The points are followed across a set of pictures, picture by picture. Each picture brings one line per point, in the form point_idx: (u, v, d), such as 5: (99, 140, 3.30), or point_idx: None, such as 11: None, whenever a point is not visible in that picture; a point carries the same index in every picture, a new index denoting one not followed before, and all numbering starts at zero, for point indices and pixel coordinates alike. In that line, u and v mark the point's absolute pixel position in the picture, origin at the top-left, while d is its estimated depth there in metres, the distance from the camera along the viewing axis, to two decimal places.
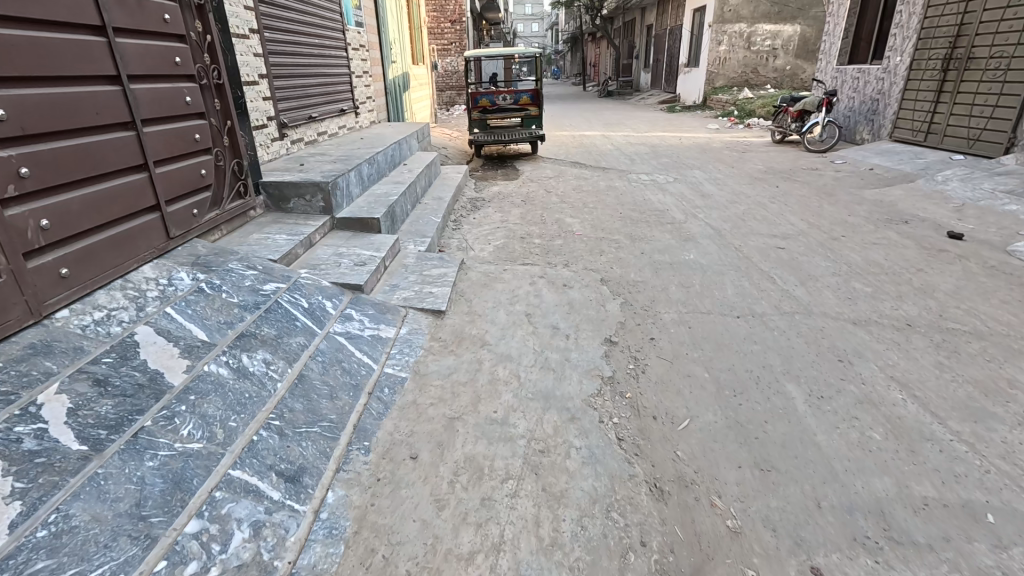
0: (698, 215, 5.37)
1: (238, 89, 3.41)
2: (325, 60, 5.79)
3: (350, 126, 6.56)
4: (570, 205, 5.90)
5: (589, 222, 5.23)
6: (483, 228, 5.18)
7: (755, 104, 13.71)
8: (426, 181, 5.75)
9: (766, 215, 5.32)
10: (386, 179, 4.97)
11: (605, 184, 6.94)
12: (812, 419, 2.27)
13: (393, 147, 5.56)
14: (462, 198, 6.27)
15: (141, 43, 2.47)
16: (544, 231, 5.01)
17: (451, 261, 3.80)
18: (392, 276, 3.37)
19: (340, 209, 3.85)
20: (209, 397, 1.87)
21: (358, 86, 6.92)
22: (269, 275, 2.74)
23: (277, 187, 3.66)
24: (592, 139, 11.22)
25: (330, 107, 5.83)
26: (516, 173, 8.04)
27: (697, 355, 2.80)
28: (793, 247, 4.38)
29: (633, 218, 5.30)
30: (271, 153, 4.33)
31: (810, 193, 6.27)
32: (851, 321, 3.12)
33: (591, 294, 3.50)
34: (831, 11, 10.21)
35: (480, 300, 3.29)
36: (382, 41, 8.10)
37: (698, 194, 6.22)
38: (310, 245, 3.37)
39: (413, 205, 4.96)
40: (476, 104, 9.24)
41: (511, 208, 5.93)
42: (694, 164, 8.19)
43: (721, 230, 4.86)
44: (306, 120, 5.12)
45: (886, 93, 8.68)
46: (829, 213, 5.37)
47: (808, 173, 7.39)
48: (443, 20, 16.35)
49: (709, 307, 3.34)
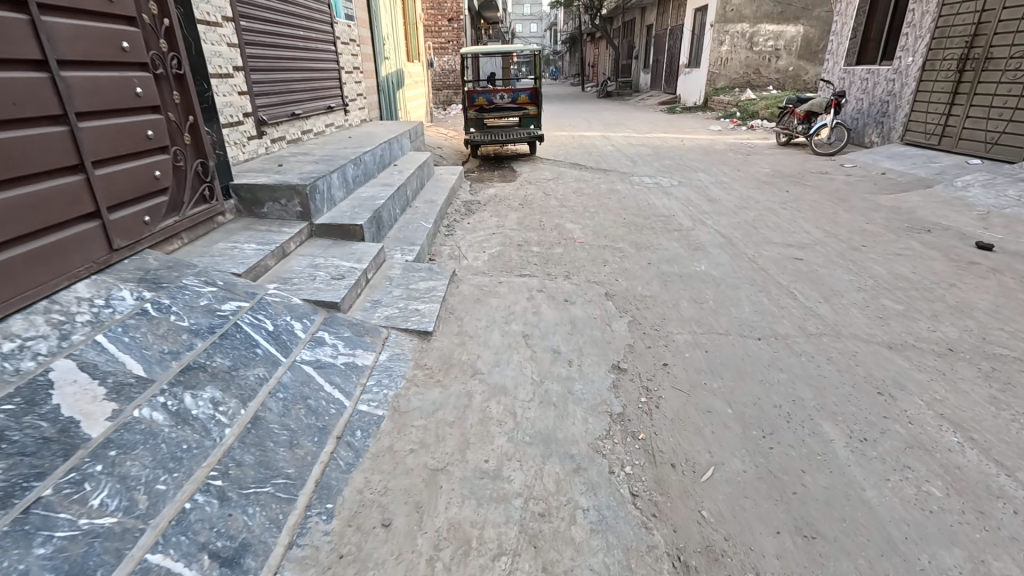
0: (706, 221, 5.05)
1: (204, 81, 3.05)
2: (311, 54, 5.45)
3: (339, 125, 6.21)
4: (571, 210, 5.58)
5: (591, 228, 4.90)
6: (477, 234, 4.84)
7: (758, 105, 13.42)
8: (417, 184, 5.40)
9: (779, 222, 5.01)
10: (374, 181, 4.63)
11: (607, 187, 6.62)
12: (856, 469, 1.95)
13: (383, 147, 5.23)
14: (456, 202, 5.92)
15: (76, 24, 2.12)
16: (543, 238, 4.68)
17: (441, 273, 3.47)
18: (375, 290, 3.04)
19: (319, 215, 3.52)
20: (136, 451, 1.53)
21: (348, 82, 6.58)
22: (229, 292, 2.39)
23: (249, 190, 3.32)
24: (592, 140, 10.90)
25: (316, 104, 5.49)
26: (513, 175, 7.70)
27: (716, 385, 2.47)
28: (812, 258, 4.06)
29: (638, 224, 4.97)
30: (247, 153, 3.99)
31: (823, 199, 5.96)
32: (886, 344, 2.80)
33: (595, 311, 3.17)
34: (839, 9, 9.92)
35: (472, 318, 2.95)
36: (374, 36, 7.77)
37: (705, 199, 5.90)
38: (283, 256, 3.03)
39: (402, 209, 4.62)
40: (471, 103, 8.96)
41: (508, 212, 5.59)
42: (698, 167, 7.88)
43: (732, 238, 4.54)
44: (289, 116, 4.77)
45: (897, 94, 8.39)
46: (846, 220, 5.06)
47: (818, 177, 7.09)
48: (440, 18, 16.01)
49: (726, 327, 3.02)
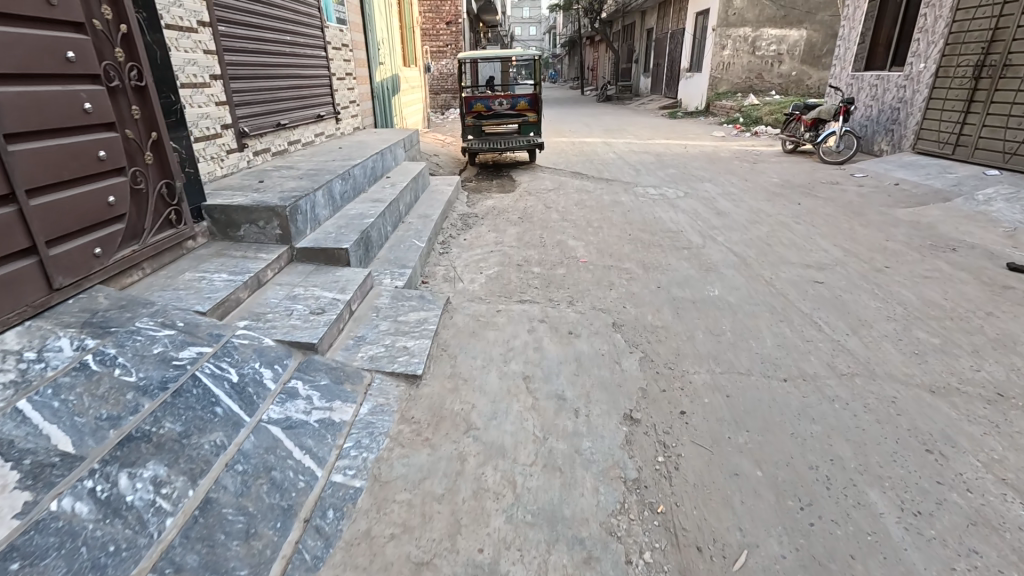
0: (717, 238, 4.76)
1: (172, 93, 2.75)
2: (299, 60, 5.17)
3: (329, 134, 5.93)
4: (573, 224, 5.30)
5: (595, 245, 4.61)
6: (474, 252, 4.55)
7: (761, 111, 13.16)
8: (411, 197, 5.11)
9: (793, 239, 4.73)
10: (364, 197, 4.35)
11: (610, 199, 6.34)
12: (915, 555, 1.66)
13: (375, 158, 4.94)
14: (453, 215, 5.63)
15: (7, 31, 1.83)
16: (544, 257, 4.39)
17: (434, 300, 3.18)
18: (359, 324, 2.75)
19: (302, 238, 3.24)
20: (46, 560, 1.23)
21: (340, 89, 6.31)
22: (190, 336, 2.10)
23: (223, 211, 3.03)
24: (593, 146, 10.63)
25: (304, 113, 5.22)
26: (512, 184, 7.42)
27: (743, 440, 2.18)
28: (833, 281, 3.78)
29: (644, 241, 4.69)
30: (225, 168, 3.71)
31: (836, 212, 5.68)
32: (927, 388, 2.51)
33: (603, 345, 2.88)
34: (846, 14, 9.68)
35: (466, 356, 2.66)
36: (368, 40, 7.50)
37: (714, 212, 5.62)
38: (258, 286, 2.74)
39: (394, 227, 4.33)
40: (470, 109, 8.77)
41: (507, 227, 5.30)
42: (704, 176, 7.61)
43: (746, 258, 4.26)
44: (274, 127, 4.50)
45: (908, 101, 8.13)
46: (865, 237, 4.78)
47: (829, 188, 6.82)
48: (438, 21, 15.76)
49: (748, 364, 2.73)
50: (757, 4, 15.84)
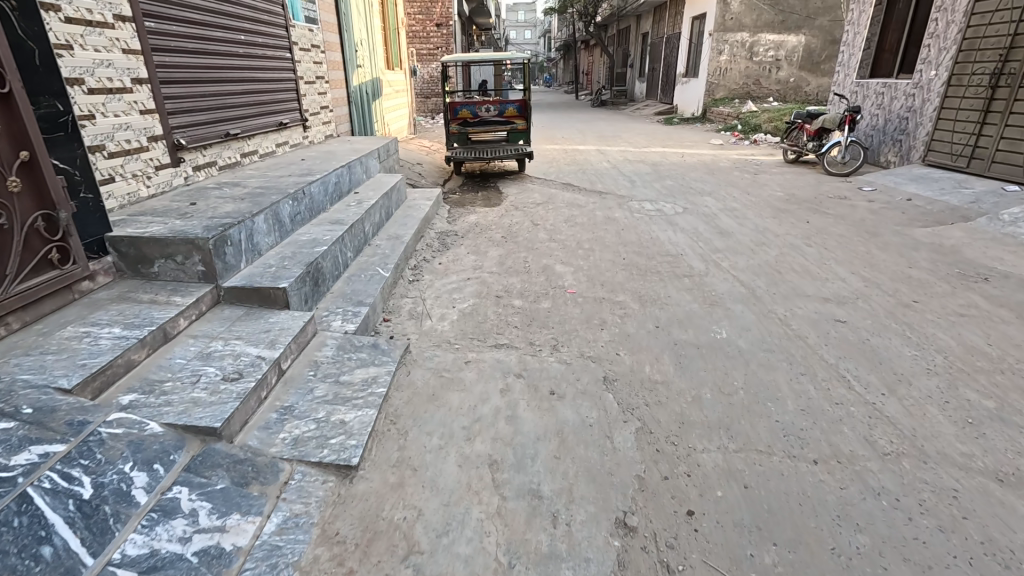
0: (721, 263, 4.28)
1: (57, 102, 2.26)
2: (259, 62, 4.67)
3: (294, 143, 5.41)
4: (561, 244, 4.80)
5: (585, 273, 4.11)
6: (449, 279, 4.02)
7: (761, 118, 12.73)
8: (381, 215, 4.57)
9: (805, 266, 4.24)
10: (321, 219, 3.82)
11: (603, 214, 5.85)
12: None
13: (339, 173, 4.41)
14: (429, 234, 5.10)
15: None
16: (527, 286, 3.87)
17: (389, 351, 2.65)
18: (289, 389, 2.23)
19: (233, 274, 2.72)
20: None
21: (308, 93, 5.80)
22: (35, 427, 1.55)
23: (132, 244, 2.51)
24: (586, 155, 10.14)
25: (263, 121, 4.70)
26: (499, 197, 6.91)
27: (771, 561, 1.67)
28: (857, 321, 3.29)
29: (640, 268, 4.19)
30: (151, 186, 3.19)
31: (849, 232, 5.21)
32: (992, 476, 2.01)
33: (591, 411, 2.37)
34: (851, 19, 9.28)
35: (420, 430, 2.15)
36: (345, 41, 6.99)
37: (716, 232, 5.14)
38: (164, 341, 2.21)
39: (356, 254, 3.81)
40: (455, 116, 8.24)
41: (488, 248, 4.78)
42: (703, 189, 7.15)
43: (755, 289, 3.78)
44: (222, 137, 3.98)
45: (917, 111, 7.71)
46: (884, 262, 4.31)
47: (836, 203, 6.38)
48: (428, 23, 15.28)
49: (767, 439, 2.23)
50: (755, 9, 15.45)
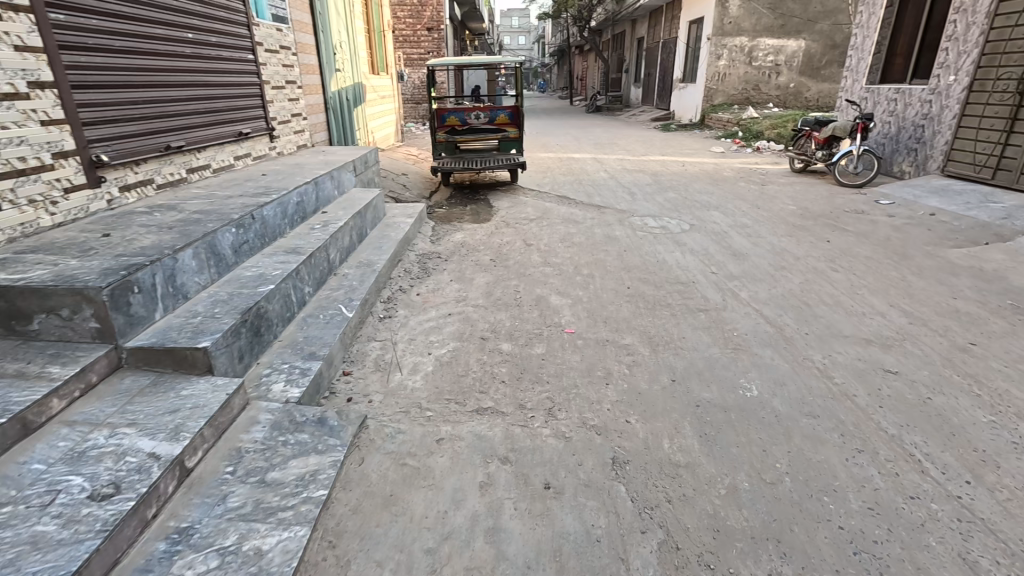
0: (739, 294, 3.75)
1: None
2: (214, 64, 4.12)
3: (259, 155, 4.84)
4: (557, 269, 4.26)
5: (584, 306, 3.56)
6: (427, 316, 3.46)
7: (763, 126, 12.28)
8: (350, 239, 4.00)
9: (835, 297, 3.72)
10: (275, 247, 3.25)
11: (603, 232, 5.32)
12: None
13: (302, 191, 3.84)
14: (408, 257, 4.53)
15: None
16: (518, 324, 3.32)
17: (339, 430, 2.08)
18: (192, 499, 1.65)
19: (143, 329, 2.14)
20: None
21: (277, 100, 5.25)
22: None
23: (2, 295, 1.94)
24: (582, 164, 9.62)
25: (218, 131, 4.13)
26: (489, 212, 6.37)
27: None
28: (911, 370, 2.76)
29: (648, 301, 3.64)
30: (57, 213, 2.63)
31: (875, 253, 4.70)
32: None
33: (598, 517, 1.81)
34: (859, 22, 8.84)
35: (368, 559, 1.59)
36: (321, 43, 6.45)
37: (728, 255, 4.61)
38: (23, 434, 1.64)
39: (315, 289, 3.25)
40: (442, 123, 7.72)
41: (474, 274, 4.23)
42: (709, 202, 6.64)
43: (782, 328, 3.24)
44: (162, 151, 3.42)
45: (934, 118, 7.25)
46: (924, 292, 3.79)
47: (854, 219, 5.89)
48: (418, 26, 14.78)
49: (833, 561, 1.68)
50: (754, 13, 15.06)
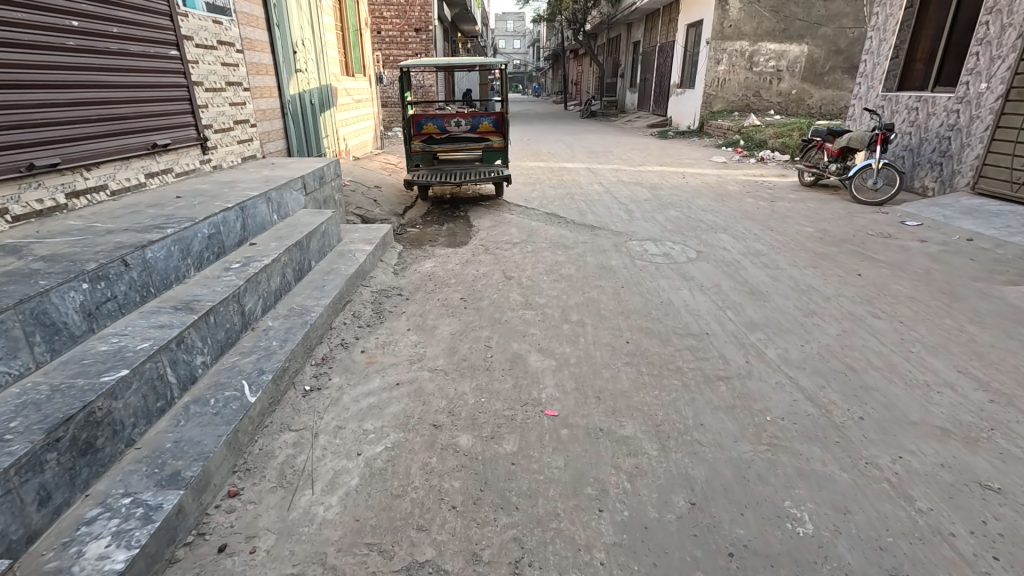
0: (765, 354, 2.99)
1: None
2: (118, 59, 3.33)
3: (185, 171, 4.04)
4: (539, 313, 3.50)
5: (571, 372, 2.79)
6: (368, 387, 2.67)
7: (766, 135, 11.60)
8: (280, 279, 3.20)
9: (886, 358, 2.97)
10: (162, 301, 2.46)
11: (596, 261, 4.58)
12: None
13: (218, 220, 3.04)
14: (360, 296, 3.74)
15: None
16: (483, 400, 2.55)
17: None
18: None
19: None
20: None
21: (214, 104, 4.46)
22: None
23: None
24: (575, 175, 8.89)
25: (121, 143, 3.35)
26: (466, 233, 5.61)
27: None
28: (1018, 487, 2.00)
29: (651, 365, 2.88)
30: None
31: (919, 291, 3.97)
32: None
33: None
34: (875, 24, 8.17)
35: None
36: (278, 39, 5.67)
37: (745, 295, 3.86)
38: None
39: (215, 357, 2.45)
40: (419, 130, 6.97)
41: (438, 319, 3.46)
42: (716, 222, 5.92)
43: (828, 410, 2.48)
44: (23, 173, 2.67)
45: (963, 129, 6.56)
46: (995, 350, 3.04)
47: (881, 245, 5.18)
48: (406, 27, 14.04)
49: None
50: (755, 16, 14.46)
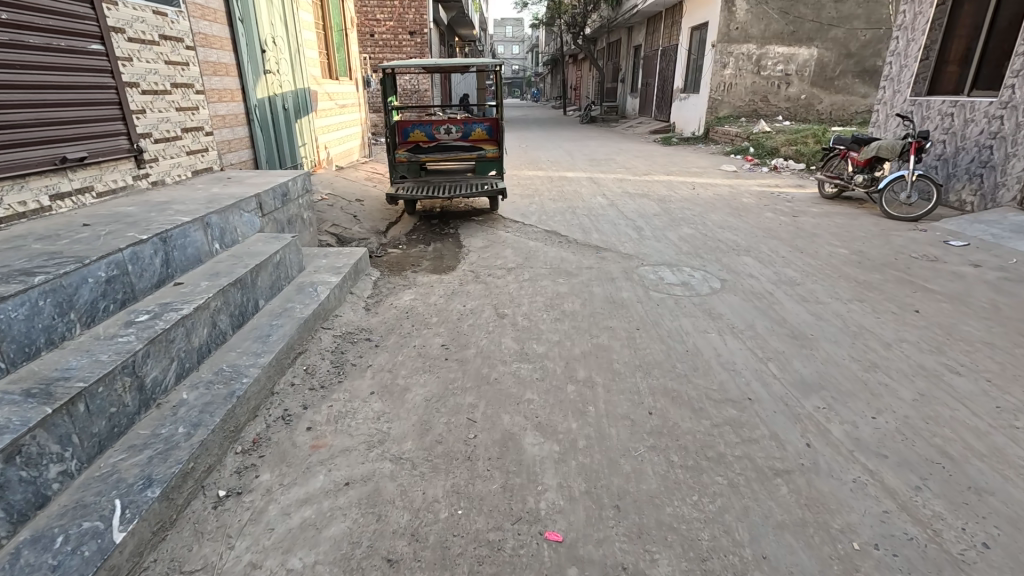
0: (831, 434, 2.30)
1: None
2: (9, 53, 2.67)
3: (109, 189, 3.35)
4: (538, 368, 2.82)
5: (579, 465, 2.09)
6: (306, 489, 1.97)
7: (777, 142, 10.97)
8: (207, 332, 2.51)
9: (988, 439, 2.28)
10: (12, 381, 1.77)
11: (604, 292, 3.91)
12: None
13: (123, 258, 2.36)
14: (318, 344, 3.06)
15: None
16: (460, 515, 1.86)
17: None
18: None
19: None
20: None
21: (155, 108, 3.79)
22: None
23: None
24: (576, 185, 8.23)
25: (9, 157, 2.68)
26: (455, 255, 4.94)
27: None
28: None
29: (685, 451, 2.19)
30: None
31: (996, 333, 3.29)
32: None
33: None
34: (901, 23, 7.54)
35: None
36: (241, 37, 5.00)
37: (787, 340, 3.18)
38: None
39: (83, 461, 1.75)
40: (404, 138, 6.26)
41: (412, 376, 2.77)
42: (737, 242, 5.26)
43: (938, 533, 1.79)
44: None
45: (1007, 137, 5.91)
46: None
47: (931, 270, 4.50)
48: (399, 30, 13.43)
49: None
50: (762, 18, 13.89)
